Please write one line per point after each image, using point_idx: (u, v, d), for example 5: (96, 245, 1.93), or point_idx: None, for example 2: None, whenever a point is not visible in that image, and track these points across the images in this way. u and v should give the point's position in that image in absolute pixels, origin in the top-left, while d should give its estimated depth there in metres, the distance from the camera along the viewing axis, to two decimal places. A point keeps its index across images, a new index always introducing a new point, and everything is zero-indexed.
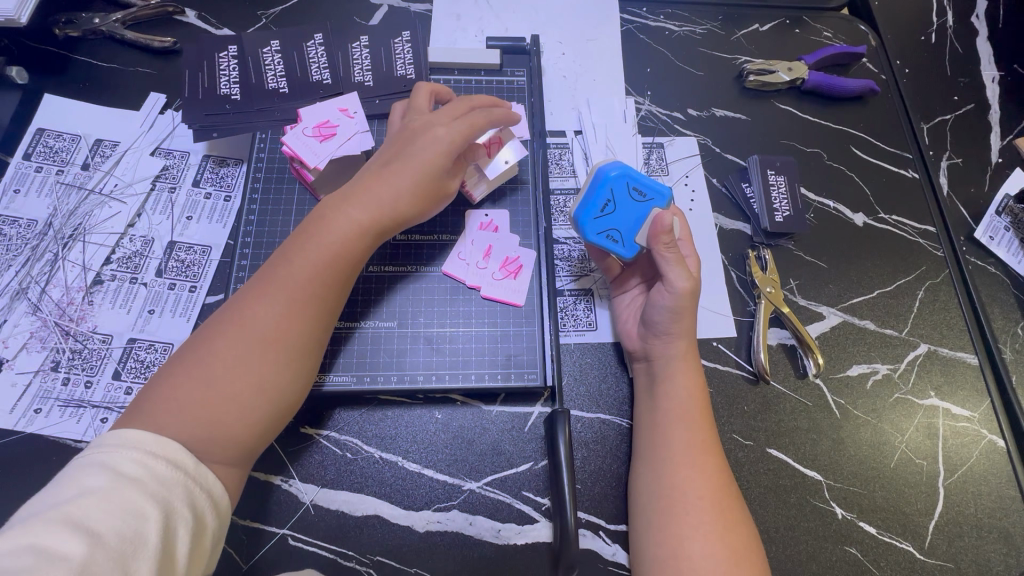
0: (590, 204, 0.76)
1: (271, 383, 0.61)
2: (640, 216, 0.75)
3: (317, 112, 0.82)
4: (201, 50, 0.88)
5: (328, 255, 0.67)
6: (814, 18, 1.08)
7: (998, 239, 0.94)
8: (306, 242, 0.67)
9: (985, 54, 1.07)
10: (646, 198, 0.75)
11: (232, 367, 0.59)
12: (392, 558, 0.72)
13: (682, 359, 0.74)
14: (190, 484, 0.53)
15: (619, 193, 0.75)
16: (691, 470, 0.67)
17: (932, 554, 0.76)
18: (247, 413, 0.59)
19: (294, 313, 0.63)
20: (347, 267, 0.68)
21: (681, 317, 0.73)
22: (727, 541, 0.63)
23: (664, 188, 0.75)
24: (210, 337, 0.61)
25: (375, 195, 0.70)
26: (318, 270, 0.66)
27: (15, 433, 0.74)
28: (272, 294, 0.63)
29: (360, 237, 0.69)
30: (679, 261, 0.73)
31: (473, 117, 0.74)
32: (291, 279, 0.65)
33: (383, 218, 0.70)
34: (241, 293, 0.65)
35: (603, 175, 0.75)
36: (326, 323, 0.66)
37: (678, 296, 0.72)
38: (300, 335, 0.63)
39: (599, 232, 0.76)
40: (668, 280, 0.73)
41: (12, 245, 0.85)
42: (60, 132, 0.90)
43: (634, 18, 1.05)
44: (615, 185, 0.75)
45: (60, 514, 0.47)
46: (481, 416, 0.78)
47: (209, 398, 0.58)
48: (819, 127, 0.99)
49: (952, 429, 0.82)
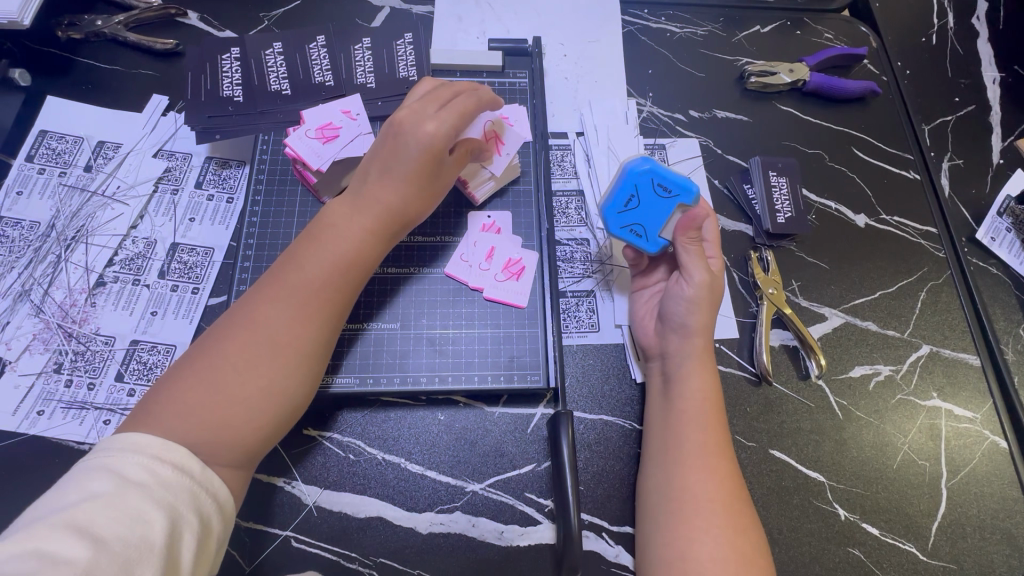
0: (616, 200, 0.77)
1: (281, 386, 0.61)
2: (665, 211, 0.77)
3: (321, 113, 0.82)
4: (204, 52, 0.88)
5: (337, 259, 0.67)
6: (815, 19, 1.08)
7: (1000, 240, 0.94)
8: (314, 246, 0.68)
9: (986, 55, 1.07)
10: (673, 194, 0.76)
11: (242, 369, 0.59)
12: (395, 560, 0.72)
13: (698, 357, 0.73)
14: (196, 488, 0.54)
15: (644, 189, 0.77)
16: (697, 473, 0.67)
17: (935, 555, 0.76)
18: (257, 416, 0.59)
19: (304, 317, 0.63)
20: (357, 271, 0.68)
21: (698, 309, 0.74)
22: (733, 544, 0.63)
23: (694, 185, 0.76)
24: (221, 339, 0.61)
25: (382, 198, 0.70)
26: (327, 274, 0.66)
27: (17, 435, 0.74)
28: (283, 298, 0.64)
29: (369, 240, 0.69)
30: (698, 255, 0.75)
31: (465, 108, 0.73)
32: (302, 283, 0.65)
33: (388, 221, 0.70)
34: (251, 294, 0.65)
35: (631, 170, 0.77)
36: (336, 328, 0.66)
37: (696, 288, 0.74)
38: (311, 339, 0.63)
39: (623, 227, 0.78)
40: (688, 274, 0.74)
41: (15, 247, 0.85)
42: (62, 134, 0.91)
43: (635, 20, 1.05)
44: (640, 182, 0.77)
45: (65, 519, 0.47)
46: (483, 418, 0.78)
47: (218, 401, 0.58)
48: (820, 128, 0.99)
49: (955, 429, 0.83)
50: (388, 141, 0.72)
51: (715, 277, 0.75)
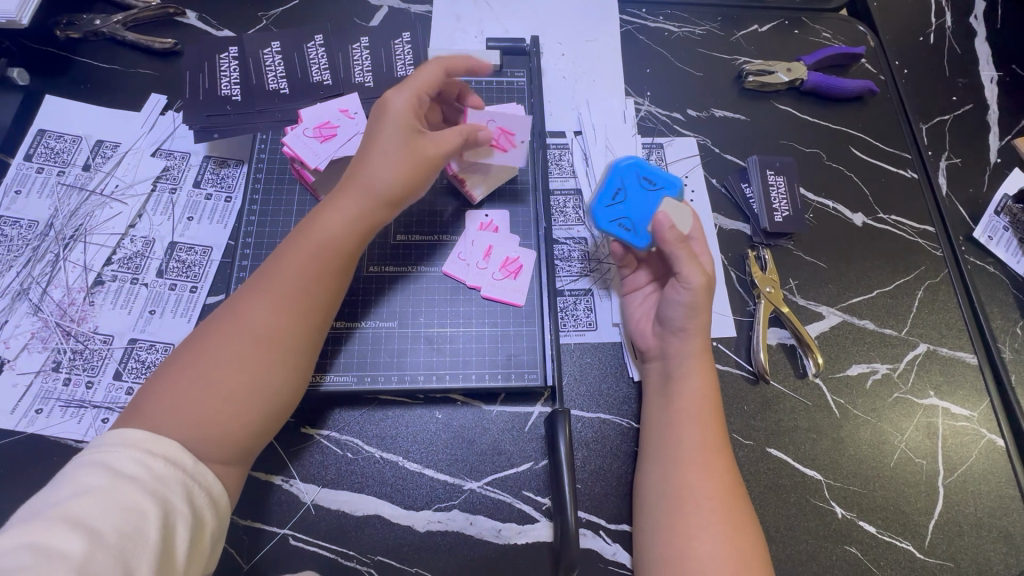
0: (603, 194, 0.79)
1: (267, 378, 0.61)
2: (652, 203, 0.78)
3: (318, 112, 0.82)
4: (202, 51, 0.88)
5: (318, 248, 0.67)
6: (813, 18, 1.08)
7: (997, 239, 0.94)
8: (297, 240, 0.68)
9: (984, 55, 1.07)
10: (658, 186, 0.79)
11: (227, 363, 0.59)
12: (392, 558, 0.72)
13: (697, 357, 0.73)
14: (189, 483, 0.54)
15: (631, 183, 0.79)
16: (693, 470, 0.67)
17: (932, 553, 0.77)
18: (246, 410, 0.59)
19: (288, 309, 0.63)
20: (339, 257, 0.68)
21: (696, 313, 0.73)
22: (730, 542, 0.63)
23: (677, 179, 0.79)
24: (206, 337, 0.61)
25: (363, 182, 0.70)
26: (309, 264, 0.66)
27: (16, 433, 0.74)
28: (267, 294, 0.64)
29: (351, 227, 0.69)
30: (691, 256, 0.73)
31: (425, 81, 0.75)
32: (286, 278, 0.65)
33: (369, 205, 0.70)
34: (237, 293, 0.65)
35: (617, 165, 0.79)
36: (322, 316, 0.66)
37: (693, 292, 0.72)
38: (295, 331, 0.63)
39: (611, 221, 0.78)
40: (683, 275, 0.72)
41: (13, 245, 0.85)
42: (61, 133, 0.91)
43: (633, 19, 1.05)
44: (626, 175, 0.79)
45: (60, 512, 0.47)
46: (480, 416, 0.78)
47: (205, 396, 0.58)
48: (818, 127, 0.99)
49: (952, 428, 0.83)
50: (370, 138, 0.72)
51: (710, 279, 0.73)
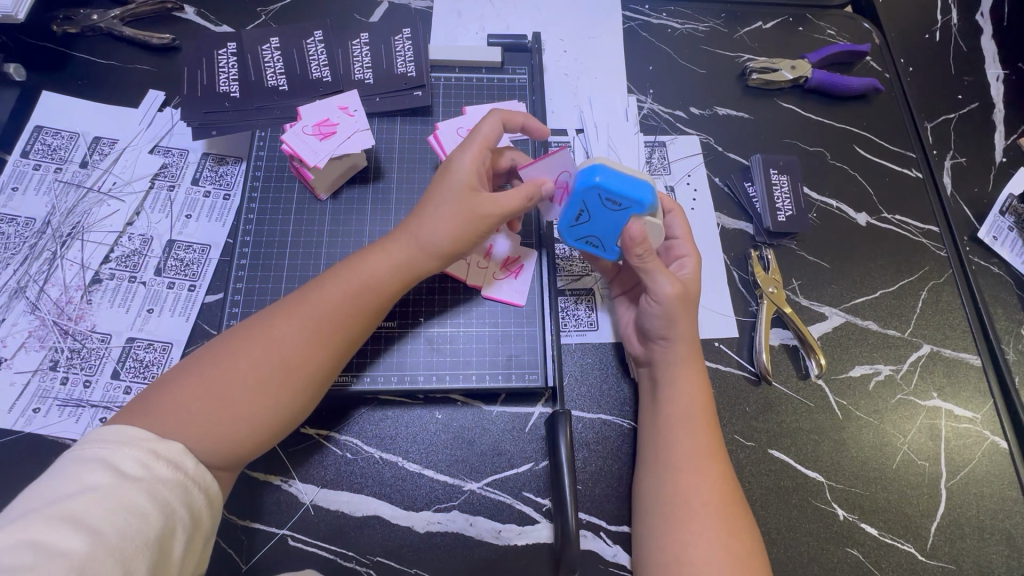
0: (566, 214, 0.71)
1: (283, 404, 0.60)
2: (617, 223, 0.70)
3: (318, 109, 0.78)
4: (200, 47, 0.87)
5: (354, 283, 0.66)
6: (817, 16, 1.07)
7: (1002, 239, 0.93)
8: (336, 272, 0.68)
9: (990, 52, 1.06)
10: (623, 207, 0.68)
11: (247, 383, 0.59)
12: (392, 559, 0.72)
13: (685, 363, 0.72)
14: (190, 485, 0.53)
15: (592, 204, 0.68)
16: (685, 475, 0.66)
17: (933, 555, 0.76)
18: (256, 430, 0.59)
19: (315, 339, 0.62)
20: (374, 298, 0.67)
21: (675, 322, 0.71)
22: (723, 545, 0.62)
23: (645, 197, 0.66)
24: (229, 350, 0.60)
25: (412, 233, 0.69)
26: (342, 298, 0.65)
27: (13, 432, 0.74)
28: (296, 318, 0.63)
29: (394, 271, 0.68)
30: (661, 266, 0.70)
31: (486, 136, 0.71)
32: (317, 305, 0.64)
33: (413, 257, 0.69)
34: (267, 310, 0.65)
35: (578, 185, 0.67)
36: (347, 352, 0.65)
37: (665, 304, 0.70)
38: (320, 362, 0.62)
39: (579, 239, 0.73)
40: (655, 289, 0.70)
41: (10, 243, 0.84)
42: (58, 130, 0.90)
43: (636, 15, 1.04)
44: (587, 197, 0.68)
45: (60, 510, 0.47)
46: (481, 417, 0.78)
47: (216, 414, 0.57)
48: (822, 126, 0.98)
49: (955, 430, 0.82)
50: (434, 184, 0.71)
51: (684, 286, 0.71)
